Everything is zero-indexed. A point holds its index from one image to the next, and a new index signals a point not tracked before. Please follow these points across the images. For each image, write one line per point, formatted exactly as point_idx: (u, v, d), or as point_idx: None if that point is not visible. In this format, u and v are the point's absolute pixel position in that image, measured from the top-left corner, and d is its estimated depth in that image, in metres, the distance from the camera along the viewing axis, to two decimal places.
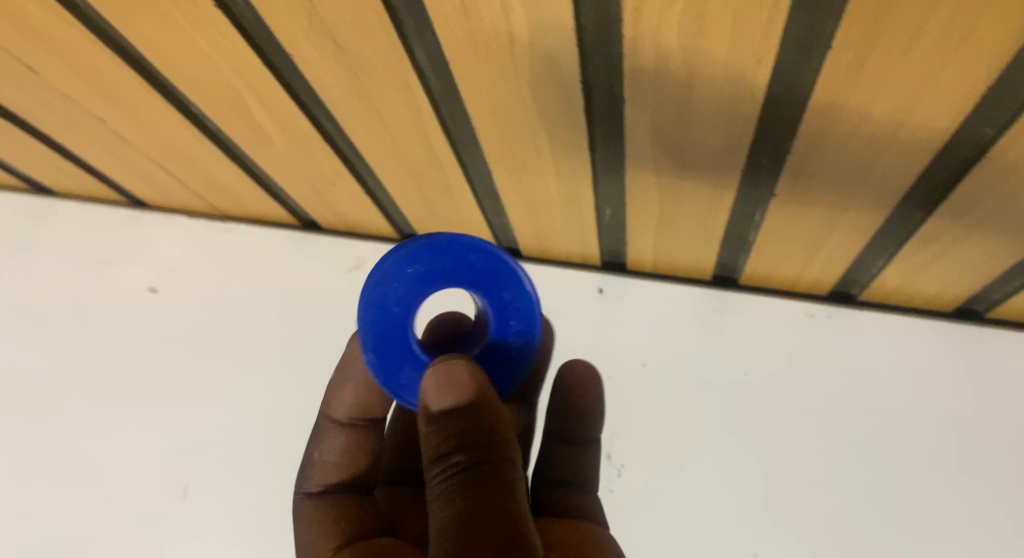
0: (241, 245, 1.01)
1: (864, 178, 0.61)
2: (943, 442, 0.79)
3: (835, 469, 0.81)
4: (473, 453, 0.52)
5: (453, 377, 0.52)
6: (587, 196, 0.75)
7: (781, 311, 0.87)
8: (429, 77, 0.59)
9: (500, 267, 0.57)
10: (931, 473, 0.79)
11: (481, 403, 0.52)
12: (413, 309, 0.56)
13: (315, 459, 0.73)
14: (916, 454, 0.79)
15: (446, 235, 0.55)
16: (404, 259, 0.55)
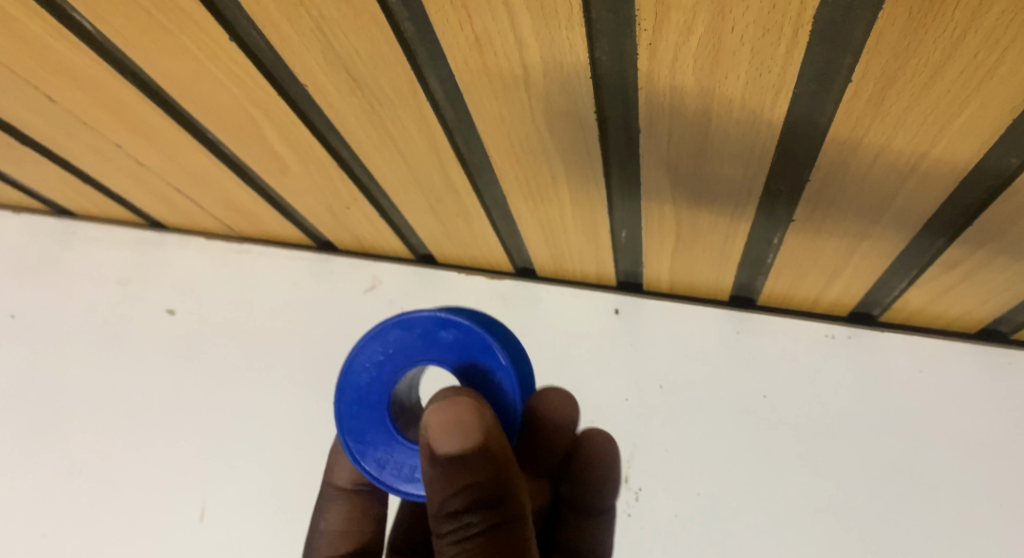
0: (258, 267, 1.02)
1: (885, 205, 0.60)
2: (972, 466, 0.77)
3: (864, 495, 0.79)
4: (486, 501, 0.51)
5: (460, 419, 0.51)
6: (603, 220, 0.75)
7: (800, 331, 0.86)
8: (444, 107, 0.60)
9: (472, 342, 0.58)
10: (963, 499, 0.76)
11: (489, 444, 0.52)
12: (387, 390, 0.60)
13: (322, 529, 0.74)
14: (946, 479, 0.77)
15: (414, 315, 0.59)
16: (377, 342, 0.59)
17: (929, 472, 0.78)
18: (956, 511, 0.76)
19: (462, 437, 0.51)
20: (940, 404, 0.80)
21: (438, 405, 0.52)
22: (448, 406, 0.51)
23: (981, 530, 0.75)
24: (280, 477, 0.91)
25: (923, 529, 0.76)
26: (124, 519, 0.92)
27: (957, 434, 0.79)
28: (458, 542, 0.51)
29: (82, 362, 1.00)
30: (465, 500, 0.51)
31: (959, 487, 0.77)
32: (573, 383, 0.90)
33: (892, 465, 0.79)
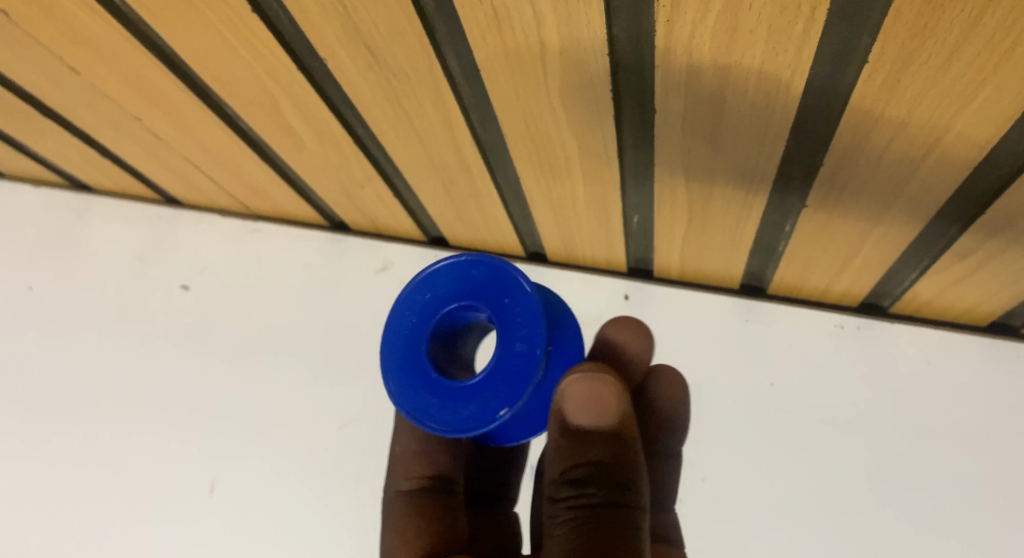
0: (271, 245, 1.03)
1: (899, 191, 0.60)
2: (979, 459, 0.77)
3: (867, 484, 0.79)
4: (608, 474, 0.54)
5: (600, 397, 0.54)
6: (615, 203, 0.75)
7: (809, 321, 0.86)
8: (460, 84, 0.60)
9: (499, 274, 0.59)
10: (968, 492, 0.76)
11: (620, 423, 0.55)
12: (427, 332, 0.61)
13: (398, 454, 0.73)
14: (952, 471, 0.77)
15: (447, 258, 0.61)
16: (420, 288, 0.62)
17: (934, 464, 0.78)
18: (960, 503, 0.76)
19: (598, 412, 0.54)
20: (947, 396, 0.80)
21: (578, 375, 0.54)
22: (592, 379, 0.54)
23: (985, 522, 0.75)
24: (290, 453, 0.92)
25: (927, 520, 0.76)
26: (135, 490, 0.94)
27: (963, 427, 0.79)
28: (575, 508, 0.53)
29: (99, 335, 1.02)
30: (588, 469, 0.54)
31: (965, 480, 0.77)
32: None
33: (898, 455, 0.79)
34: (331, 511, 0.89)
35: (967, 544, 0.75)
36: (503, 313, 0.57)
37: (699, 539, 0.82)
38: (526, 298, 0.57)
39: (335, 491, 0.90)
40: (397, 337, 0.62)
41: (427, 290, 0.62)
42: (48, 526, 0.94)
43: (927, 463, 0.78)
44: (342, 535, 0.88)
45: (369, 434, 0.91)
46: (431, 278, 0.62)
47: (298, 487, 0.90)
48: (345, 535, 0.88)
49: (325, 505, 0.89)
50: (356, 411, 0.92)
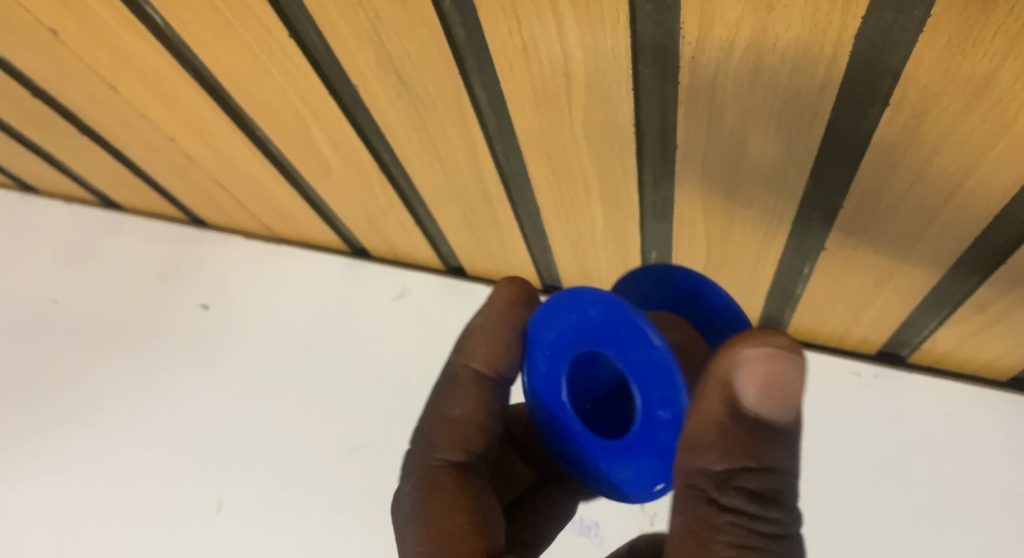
0: (291, 268, 1.04)
1: (920, 235, 0.59)
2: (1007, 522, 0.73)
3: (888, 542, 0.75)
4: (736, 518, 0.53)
5: None
6: (633, 239, 0.76)
7: (826, 368, 0.85)
8: (486, 114, 0.62)
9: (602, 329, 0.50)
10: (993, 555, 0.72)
11: None
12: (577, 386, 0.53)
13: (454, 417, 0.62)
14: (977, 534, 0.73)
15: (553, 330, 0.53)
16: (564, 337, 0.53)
17: (960, 521, 0.74)
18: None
19: None
20: (971, 453, 0.77)
21: None
22: None
23: None
24: (297, 474, 0.91)
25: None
26: (142, 505, 0.93)
27: (990, 484, 0.75)
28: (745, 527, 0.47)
29: (116, 347, 1.03)
30: None
31: (992, 540, 0.73)
32: None
33: (921, 511, 0.76)
34: (336, 537, 0.87)
35: None
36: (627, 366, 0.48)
37: None
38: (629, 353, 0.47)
39: (340, 518, 0.88)
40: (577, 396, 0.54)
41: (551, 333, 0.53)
42: (55, 537, 0.93)
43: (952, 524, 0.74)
44: None
45: (379, 460, 0.90)
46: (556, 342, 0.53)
47: (304, 510, 0.89)
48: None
49: (332, 531, 0.88)
50: (366, 436, 0.91)
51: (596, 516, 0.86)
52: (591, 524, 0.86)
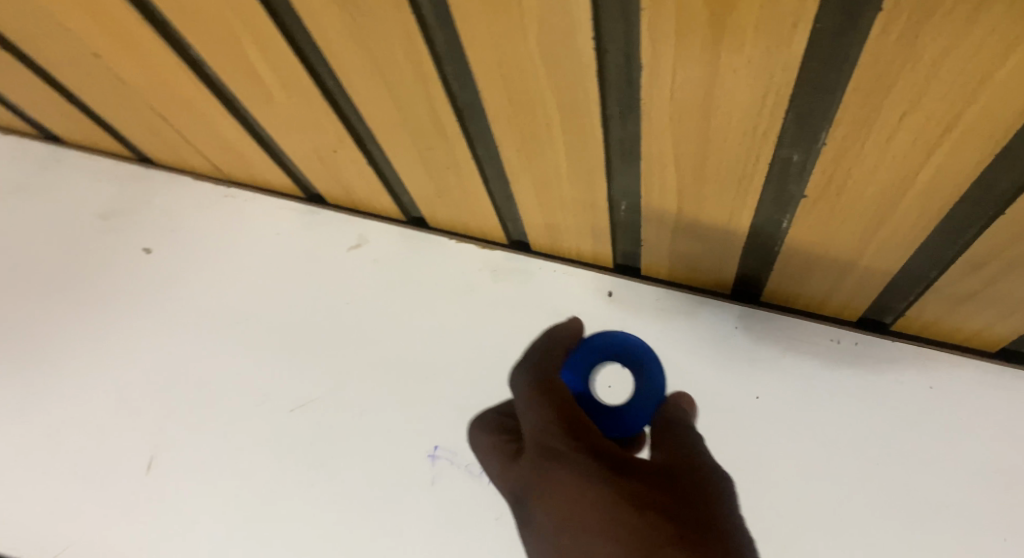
0: (243, 213, 0.96)
1: (909, 182, 0.52)
2: (984, 501, 0.68)
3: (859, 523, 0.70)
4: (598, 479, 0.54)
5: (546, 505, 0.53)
6: (601, 188, 0.69)
7: (803, 336, 0.77)
8: (432, 28, 0.56)
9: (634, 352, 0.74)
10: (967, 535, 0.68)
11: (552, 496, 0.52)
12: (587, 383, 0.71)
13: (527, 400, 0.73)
14: (951, 513, 0.69)
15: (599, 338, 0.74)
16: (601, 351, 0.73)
17: (931, 503, 0.69)
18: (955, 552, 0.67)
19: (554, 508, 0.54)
20: (950, 430, 0.72)
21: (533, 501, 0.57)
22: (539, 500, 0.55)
23: None
24: (230, 430, 0.84)
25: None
26: (69, 460, 0.87)
27: (967, 464, 0.70)
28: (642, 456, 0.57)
29: (51, 291, 0.96)
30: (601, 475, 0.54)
31: (962, 523, 0.68)
32: None
33: (894, 490, 0.71)
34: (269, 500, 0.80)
35: None
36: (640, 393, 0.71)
37: None
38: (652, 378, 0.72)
39: (274, 479, 0.81)
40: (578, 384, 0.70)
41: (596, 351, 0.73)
42: None
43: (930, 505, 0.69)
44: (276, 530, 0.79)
45: (319, 420, 0.82)
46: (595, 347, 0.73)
47: (237, 472, 0.82)
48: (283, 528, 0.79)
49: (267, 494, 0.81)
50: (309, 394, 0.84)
51: None
52: None
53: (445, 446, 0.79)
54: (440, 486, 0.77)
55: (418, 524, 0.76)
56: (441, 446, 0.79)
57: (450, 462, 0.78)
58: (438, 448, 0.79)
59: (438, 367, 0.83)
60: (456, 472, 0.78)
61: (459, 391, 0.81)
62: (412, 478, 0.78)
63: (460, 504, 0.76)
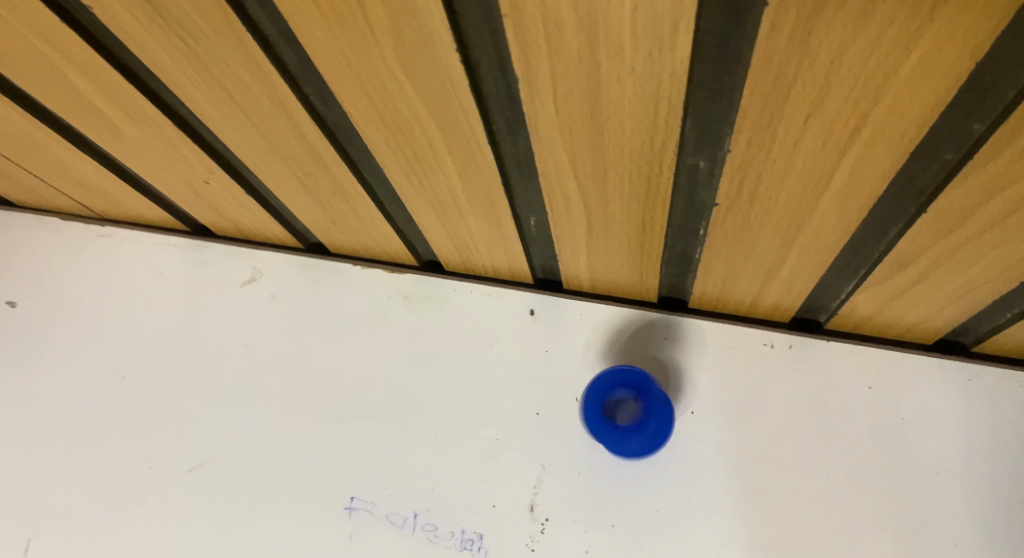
0: (120, 253, 0.86)
1: (822, 187, 0.47)
2: (942, 508, 0.63)
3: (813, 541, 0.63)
4: None
5: None
6: (502, 205, 0.62)
7: (737, 341, 0.72)
8: (279, 49, 0.48)
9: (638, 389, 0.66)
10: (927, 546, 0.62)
11: None
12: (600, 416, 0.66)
13: None
14: (909, 524, 0.63)
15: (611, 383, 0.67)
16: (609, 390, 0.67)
17: (887, 512, 0.63)
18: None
19: None
20: (900, 432, 0.66)
21: None
22: None
23: None
24: (119, 502, 0.74)
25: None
26: None
27: (920, 467, 0.64)
28: None
29: None
30: None
31: (924, 531, 0.62)
32: (483, 399, 0.74)
33: (847, 502, 0.64)
34: None
35: None
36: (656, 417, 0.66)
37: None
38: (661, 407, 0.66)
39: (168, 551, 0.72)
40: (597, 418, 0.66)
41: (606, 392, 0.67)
42: None
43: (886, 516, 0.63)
44: None
45: (220, 481, 0.74)
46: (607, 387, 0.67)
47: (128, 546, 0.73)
48: None
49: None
50: (207, 451, 0.75)
51: (481, 526, 0.68)
52: (474, 536, 0.68)
53: (363, 496, 0.71)
54: (357, 540, 0.70)
55: None
56: (359, 497, 0.71)
57: (368, 513, 0.70)
58: (355, 498, 0.71)
59: (349, 409, 0.75)
60: (375, 525, 0.70)
61: (375, 433, 0.74)
62: (326, 537, 0.70)
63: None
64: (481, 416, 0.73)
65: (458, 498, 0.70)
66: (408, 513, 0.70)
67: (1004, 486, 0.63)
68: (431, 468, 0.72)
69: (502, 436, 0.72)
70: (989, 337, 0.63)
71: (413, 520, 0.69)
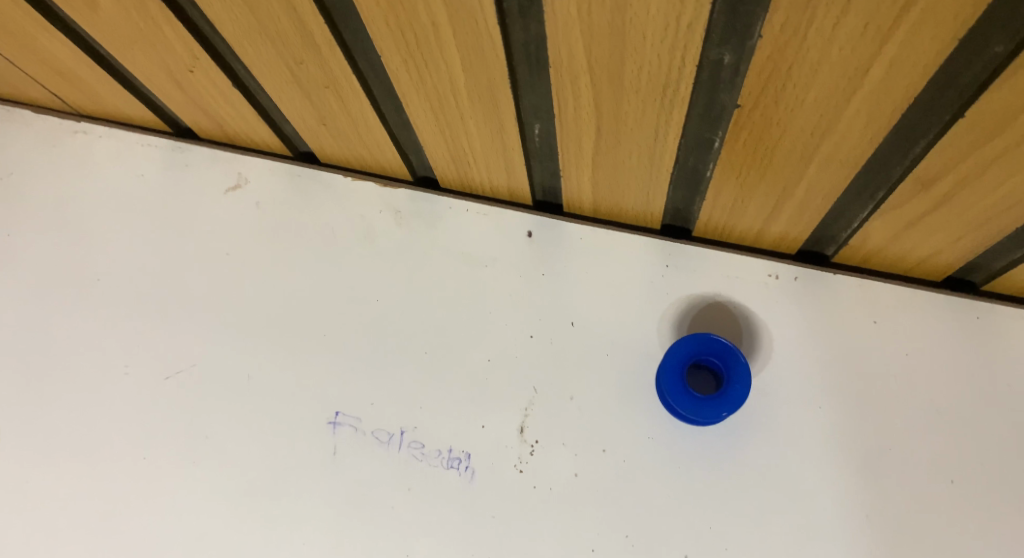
0: (98, 152, 0.81)
1: (855, 82, 0.43)
2: (934, 441, 0.62)
3: (805, 471, 0.62)
4: None
5: None
6: (506, 107, 0.58)
7: (741, 271, 0.69)
8: None
9: (718, 352, 0.63)
10: (917, 478, 0.62)
11: None
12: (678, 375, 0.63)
13: None
14: (900, 457, 0.62)
15: (696, 341, 0.64)
16: (686, 353, 0.64)
17: (883, 447, 0.63)
18: (912, 499, 0.61)
19: None
20: (902, 369, 0.65)
21: None
22: None
23: (939, 520, 0.60)
24: (89, 407, 0.71)
25: (871, 513, 0.61)
26: None
27: (917, 402, 0.64)
28: None
29: None
30: None
31: (916, 465, 0.62)
32: (475, 319, 0.71)
33: (841, 435, 0.63)
34: (135, 481, 0.68)
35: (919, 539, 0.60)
36: (729, 387, 0.62)
37: (576, 514, 0.63)
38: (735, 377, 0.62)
39: (140, 457, 0.69)
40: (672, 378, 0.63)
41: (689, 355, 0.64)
42: None
43: (878, 450, 0.63)
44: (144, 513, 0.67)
45: (196, 389, 0.71)
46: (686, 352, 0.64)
47: (97, 450, 0.70)
48: (150, 510, 0.67)
49: (132, 474, 0.69)
50: (184, 358, 0.72)
51: (468, 446, 0.66)
52: (460, 456, 0.66)
53: (347, 412, 0.68)
54: (339, 455, 0.67)
55: (314, 502, 0.66)
56: (343, 412, 0.68)
57: (353, 429, 0.68)
58: (339, 414, 0.68)
59: (336, 324, 0.72)
60: (359, 440, 0.67)
61: (362, 348, 0.71)
62: (306, 450, 0.68)
63: (362, 476, 0.66)
64: (473, 336, 0.70)
65: (445, 417, 0.67)
66: (394, 431, 0.67)
67: (998, 422, 0.62)
68: (418, 386, 0.69)
69: (493, 358, 0.69)
70: (1000, 274, 0.62)
71: (399, 438, 0.67)
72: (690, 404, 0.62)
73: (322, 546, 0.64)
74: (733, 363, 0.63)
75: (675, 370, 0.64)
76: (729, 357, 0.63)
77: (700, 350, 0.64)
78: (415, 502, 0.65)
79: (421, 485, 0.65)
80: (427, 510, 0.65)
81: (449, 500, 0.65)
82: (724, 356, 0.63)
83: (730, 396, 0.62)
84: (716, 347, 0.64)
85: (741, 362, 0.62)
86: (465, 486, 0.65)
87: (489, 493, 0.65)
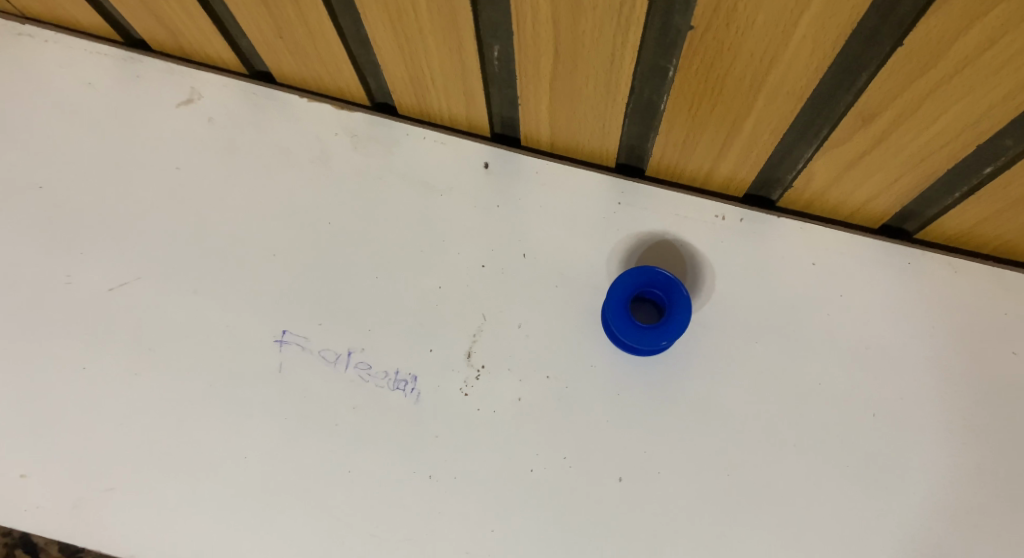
0: (43, 57, 0.77)
1: (802, 5, 0.44)
2: (859, 377, 0.66)
3: (737, 402, 0.65)
4: None
5: None
6: (465, 24, 0.57)
7: (691, 211, 0.71)
8: None
9: (665, 284, 0.65)
10: (842, 412, 0.65)
11: None
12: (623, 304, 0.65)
13: None
14: (827, 392, 0.65)
15: (645, 272, 0.65)
16: (634, 283, 0.65)
17: (813, 384, 0.65)
18: (836, 431, 0.64)
19: None
20: (837, 311, 0.67)
21: None
22: None
23: (856, 449, 0.64)
24: (27, 316, 0.69)
25: (797, 443, 0.64)
26: None
27: (846, 342, 0.67)
28: None
29: None
30: None
31: (842, 399, 0.65)
32: (428, 246, 0.71)
33: (774, 371, 0.66)
34: (77, 389, 0.67)
35: (838, 467, 0.63)
36: (673, 320, 0.64)
37: (518, 434, 0.65)
38: (679, 309, 0.64)
39: (82, 366, 0.68)
40: (618, 306, 0.65)
41: (636, 285, 0.66)
42: None
43: (808, 387, 0.65)
44: (88, 418, 0.67)
45: (141, 301, 0.70)
46: (634, 282, 0.65)
47: (37, 357, 0.68)
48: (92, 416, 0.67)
49: (74, 382, 0.68)
50: (129, 270, 0.70)
51: (415, 369, 0.67)
52: (407, 378, 0.66)
53: (294, 331, 0.68)
54: (287, 371, 0.67)
55: (260, 416, 0.66)
56: (290, 331, 0.68)
57: (300, 347, 0.68)
58: (286, 332, 0.68)
59: (285, 244, 0.71)
60: (306, 359, 0.67)
61: (311, 270, 0.70)
62: (251, 365, 0.67)
63: (306, 394, 0.66)
64: (425, 262, 0.70)
65: (392, 340, 0.68)
66: (342, 352, 0.67)
67: (919, 363, 0.66)
68: (367, 308, 0.69)
69: (444, 285, 0.69)
70: (933, 221, 0.64)
71: (346, 358, 0.67)
72: (632, 333, 0.63)
73: (266, 454, 0.65)
74: (678, 295, 0.64)
75: (622, 299, 0.65)
76: (672, 289, 0.65)
77: (646, 280, 0.66)
78: (359, 419, 0.66)
79: (365, 403, 0.66)
80: (371, 425, 0.65)
81: (392, 418, 0.66)
82: (667, 288, 0.65)
83: (673, 326, 0.63)
84: (660, 280, 0.65)
85: (684, 293, 0.64)
86: (410, 406, 0.66)
87: (432, 413, 0.66)
